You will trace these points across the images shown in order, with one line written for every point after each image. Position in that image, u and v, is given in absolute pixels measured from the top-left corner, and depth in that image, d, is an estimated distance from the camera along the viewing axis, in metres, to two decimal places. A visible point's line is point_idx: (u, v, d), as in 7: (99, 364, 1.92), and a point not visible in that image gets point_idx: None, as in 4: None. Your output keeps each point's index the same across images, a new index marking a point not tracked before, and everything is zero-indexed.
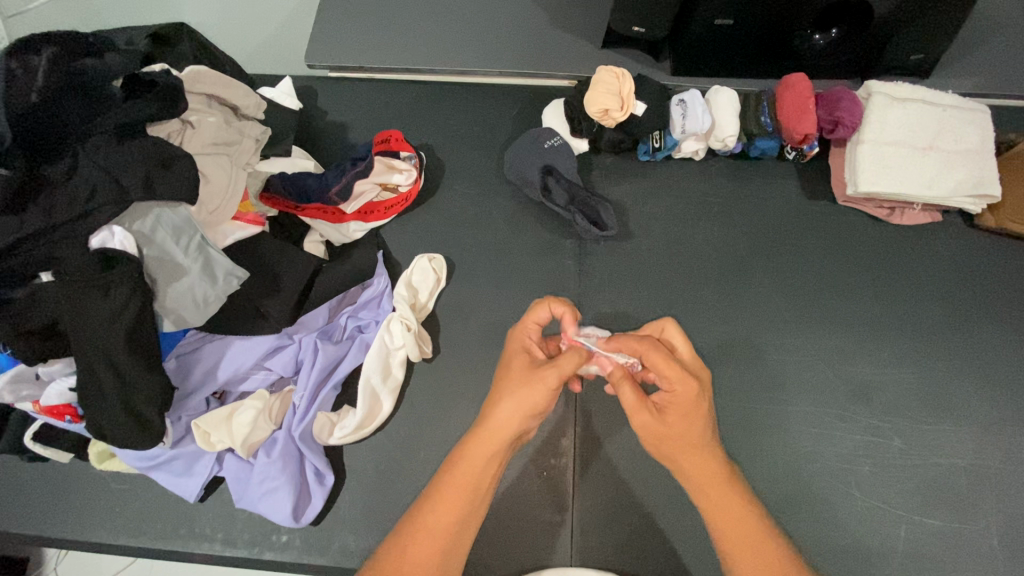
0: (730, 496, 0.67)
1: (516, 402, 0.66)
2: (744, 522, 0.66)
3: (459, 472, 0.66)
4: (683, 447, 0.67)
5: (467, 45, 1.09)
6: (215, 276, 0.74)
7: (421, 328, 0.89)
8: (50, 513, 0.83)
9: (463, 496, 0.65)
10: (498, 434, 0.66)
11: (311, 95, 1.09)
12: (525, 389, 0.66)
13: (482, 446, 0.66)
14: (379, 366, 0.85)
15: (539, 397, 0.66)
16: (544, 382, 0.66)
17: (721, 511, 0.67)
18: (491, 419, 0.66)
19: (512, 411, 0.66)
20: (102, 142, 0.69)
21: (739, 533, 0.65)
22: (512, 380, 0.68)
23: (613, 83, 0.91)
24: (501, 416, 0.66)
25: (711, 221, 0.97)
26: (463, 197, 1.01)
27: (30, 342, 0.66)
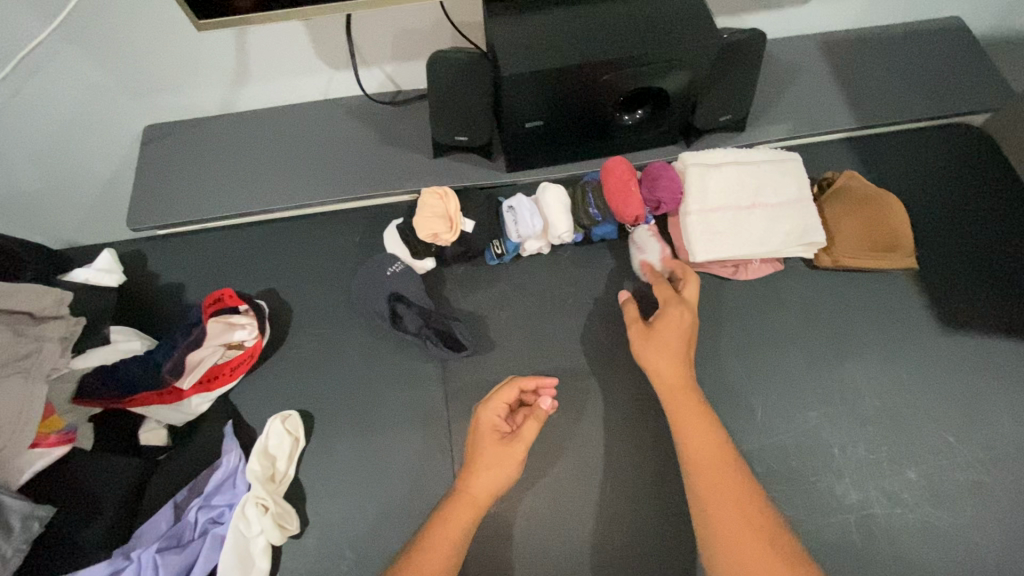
0: (703, 425, 0.76)
1: (493, 473, 0.77)
2: (713, 452, 0.74)
3: (449, 524, 0.74)
4: (659, 358, 0.81)
5: (300, 176, 1.06)
6: (11, 528, 0.65)
7: (282, 504, 0.82)
8: None
9: (451, 549, 0.73)
10: (476, 503, 0.76)
11: (141, 259, 1.03)
12: (497, 465, 0.77)
13: (463, 506, 0.76)
14: (236, 560, 0.78)
15: (506, 468, 0.77)
16: (515, 449, 0.78)
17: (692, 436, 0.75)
18: (472, 485, 0.77)
19: (494, 478, 0.77)
20: None
21: (707, 460, 0.73)
22: (485, 454, 0.78)
23: (437, 205, 0.90)
24: (477, 484, 0.77)
25: (569, 314, 0.96)
26: (315, 339, 0.96)
27: None
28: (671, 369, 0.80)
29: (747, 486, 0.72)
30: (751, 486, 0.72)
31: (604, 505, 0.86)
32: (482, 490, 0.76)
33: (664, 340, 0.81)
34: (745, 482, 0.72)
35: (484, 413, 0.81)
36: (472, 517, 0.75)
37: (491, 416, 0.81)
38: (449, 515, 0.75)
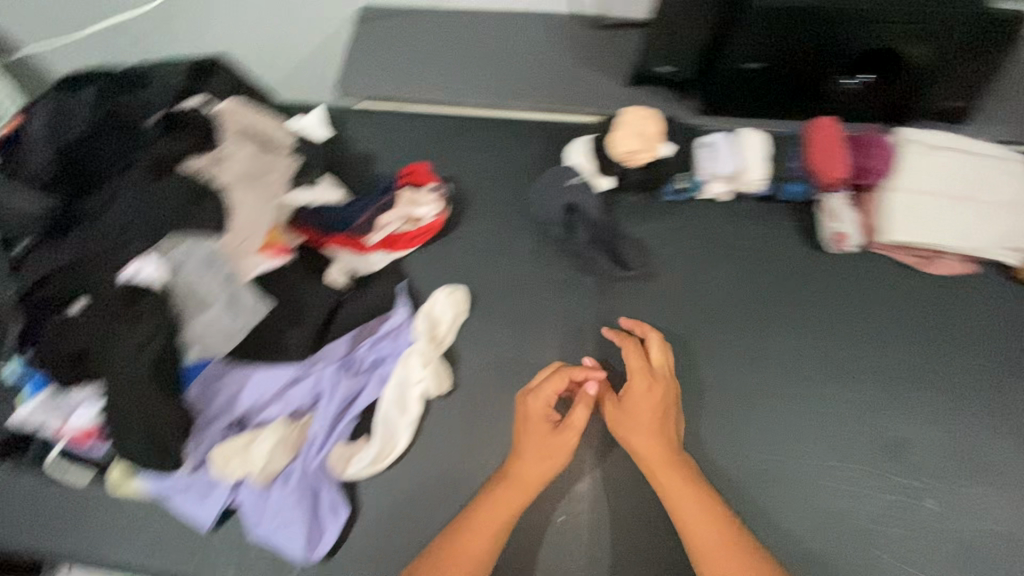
0: (695, 496, 0.74)
1: (541, 454, 0.78)
2: (712, 512, 0.73)
3: (483, 510, 0.75)
4: (633, 423, 0.79)
5: (498, 80, 1.10)
6: (242, 308, 0.75)
7: (441, 363, 0.89)
8: (69, 533, 0.84)
9: (501, 528, 0.74)
10: (525, 483, 0.77)
11: (342, 126, 1.12)
12: (546, 446, 0.78)
13: (492, 505, 0.76)
14: (395, 398, 0.86)
15: (559, 457, 0.77)
16: (564, 436, 0.78)
17: (681, 500, 0.74)
18: (518, 466, 0.78)
19: (545, 466, 0.77)
20: (136, 173, 0.70)
21: (706, 523, 0.72)
22: (529, 437, 0.79)
23: (639, 123, 0.91)
24: (522, 462, 0.78)
25: (738, 264, 0.95)
26: (486, 231, 1.01)
27: (61, 368, 0.68)
28: (639, 433, 0.78)
29: (759, 556, 0.70)
30: (762, 556, 0.70)
31: (739, 452, 0.84)
32: (531, 471, 0.77)
33: (650, 402, 0.79)
34: (755, 552, 0.70)
35: (529, 398, 0.81)
36: (507, 516, 0.75)
37: (533, 409, 0.80)
38: (464, 526, 0.75)
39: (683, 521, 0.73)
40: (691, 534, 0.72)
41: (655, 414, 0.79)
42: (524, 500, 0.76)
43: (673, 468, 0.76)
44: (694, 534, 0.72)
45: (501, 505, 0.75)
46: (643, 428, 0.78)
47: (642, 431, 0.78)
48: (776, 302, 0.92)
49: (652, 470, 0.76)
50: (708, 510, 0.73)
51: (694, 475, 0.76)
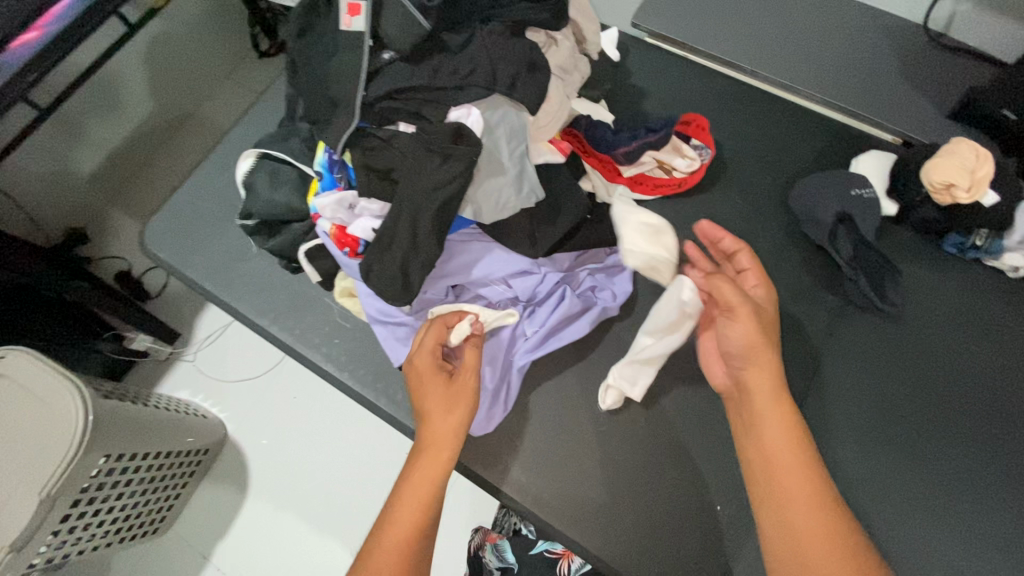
0: (808, 472, 0.64)
1: (445, 407, 0.73)
2: (813, 492, 0.63)
3: (418, 461, 0.71)
4: (762, 342, 0.70)
5: (800, 62, 1.03)
6: (522, 187, 0.77)
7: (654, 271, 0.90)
8: (284, 318, 0.95)
9: (434, 465, 0.70)
10: (436, 447, 0.71)
11: (625, 51, 1.09)
12: (447, 404, 0.73)
13: (418, 454, 0.72)
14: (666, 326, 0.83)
15: (458, 403, 0.73)
16: (456, 387, 0.74)
17: (787, 464, 0.65)
18: (424, 433, 0.72)
19: (447, 420, 0.72)
20: (496, 30, 0.74)
21: (807, 499, 0.63)
22: (432, 396, 0.74)
23: (971, 159, 0.81)
24: (433, 433, 0.72)
25: (1001, 347, 0.85)
26: (734, 208, 0.97)
27: (370, 177, 0.73)
28: (765, 347, 0.70)
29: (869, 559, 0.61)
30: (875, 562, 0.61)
31: (931, 532, 0.77)
32: (439, 433, 0.72)
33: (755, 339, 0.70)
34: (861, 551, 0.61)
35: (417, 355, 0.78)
36: (437, 468, 0.70)
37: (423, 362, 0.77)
38: (407, 479, 0.70)
39: (781, 481, 0.65)
40: (784, 502, 0.64)
41: (754, 350, 0.70)
42: (442, 461, 0.71)
43: (786, 419, 0.67)
44: (779, 495, 0.64)
45: (433, 466, 0.70)
46: (758, 363, 0.70)
47: (760, 371, 0.69)
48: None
49: (775, 443, 0.66)
50: (820, 489, 0.64)
51: (805, 439, 0.66)
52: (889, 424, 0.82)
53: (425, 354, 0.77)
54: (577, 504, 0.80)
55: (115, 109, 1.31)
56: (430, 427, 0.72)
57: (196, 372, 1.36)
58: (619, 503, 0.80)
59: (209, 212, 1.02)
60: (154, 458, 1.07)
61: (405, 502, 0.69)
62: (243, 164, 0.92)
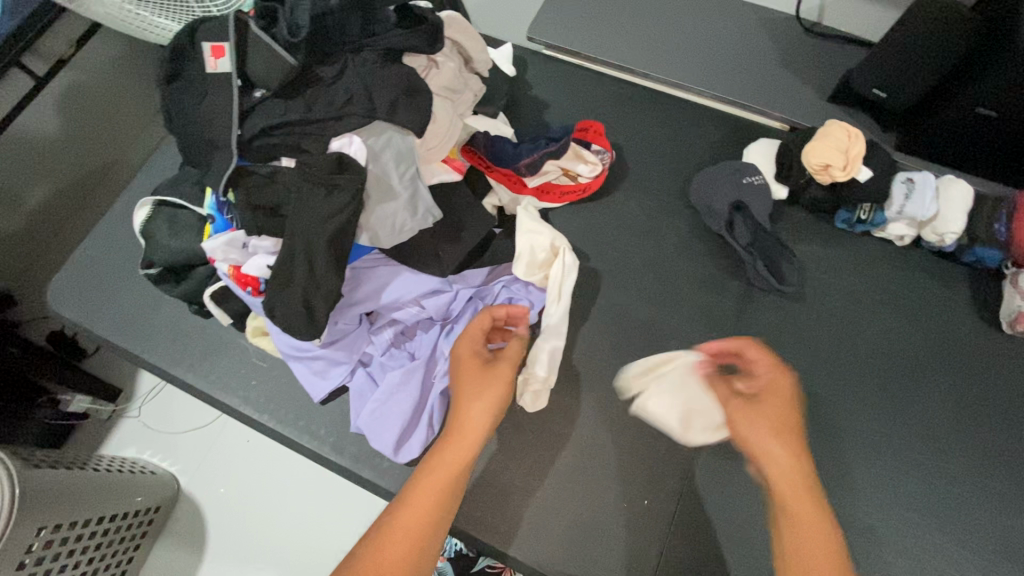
0: (816, 512, 0.58)
1: (484, 395, 0.67)
2: (820, 529, 0.57)
3: (450, 450, 0.63)
4: (772, 438, 0.61)
5: (690, 61, 1.07)
6: (416, 209, 0.77)
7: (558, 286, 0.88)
8: (199, 365, 0.93)
9: (465, 455, 0.63)
10: (469, 434, 0.64)
11: (522, 65, 1.11)
12: (489, 389, 0.67)
13: (445, 440, 0.64)
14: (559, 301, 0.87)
15: (499, 392, 0.67)
16: (500, 374, 0.69)
17: (801, 507, 0.58)
18: (459, 416, 0.66)
19: (481, 406, 0.66)
20: (370, 58, 0.74)
21: (814, 535, 0.56)
22: (468, 381, 0.69)
23: (844, 140, 0.86)
24: (471, 419, 0.65)
25: (896, 313, 0.89)
26: (639, 206, 0.99)
27: (256, 215, 0.72)
28: (777, 444, 0.61)
29: None
30: None
31: (846, 498, 0.80)
32: (473, 423, 0.65)
33: (780, 405, 0.64)
34: None
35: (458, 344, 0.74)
36: (466, 457, 0.63)
37: (463, 351, 0.72)
38: (429, 465, 0.63)
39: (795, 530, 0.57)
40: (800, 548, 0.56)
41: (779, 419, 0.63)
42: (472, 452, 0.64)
43: (791, 460, 0.60)
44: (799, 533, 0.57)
45: (462, 451, 0.63)
46: (781, 444, 0.61)
47: (772, 412, 0.64)
48: (927, 363, 0.87)
49: (785, 486, 0.59)
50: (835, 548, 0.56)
51: (815, 488, 0.59)
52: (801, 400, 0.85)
53: (469, 344, 0.73)
54: (508, 515, 0.81)
55: (37, 170, 1.11)
56: (467, 412, 0.66)
57: (141, 428, 1.29)
58: (548, 511, 0.81)
59: (114, 265, 0.99)
60: (107, 523, 1.02)
61: (411, 501, 0.60)
62: (139, 212, 0.90)
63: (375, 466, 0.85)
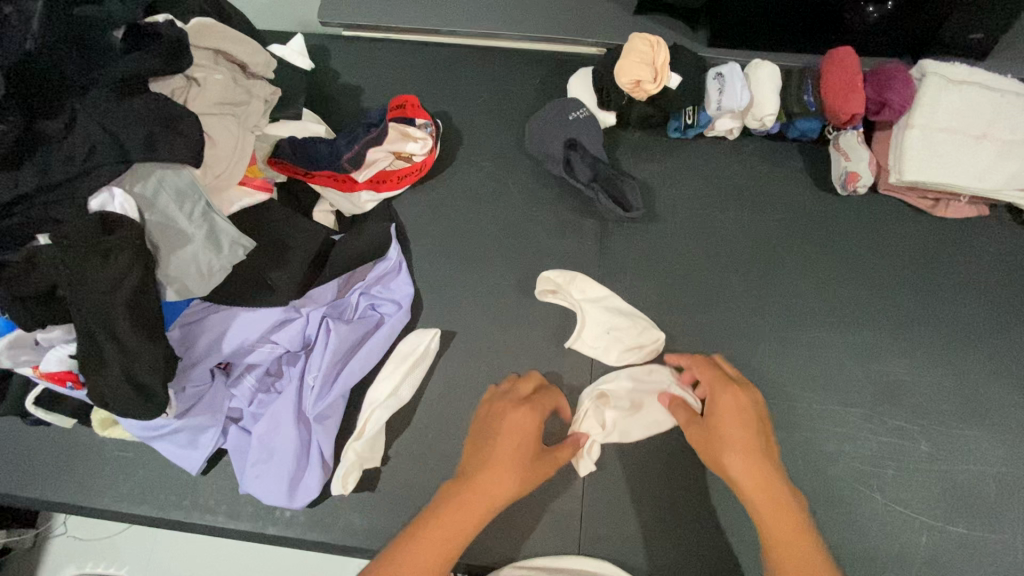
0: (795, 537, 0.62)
1: (510, 473, 0.65)
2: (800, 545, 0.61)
3: (464, 507, 0.63)
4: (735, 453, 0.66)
5: (492, 7, 1.02)
6: (221, 246, 0.70)
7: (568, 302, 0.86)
8: (55, 478, 0.83)
9: (476, 514, 0.63)
10: (489, 496, 0.64)
11: (322, 54, 1.03)
12: (530, 471, 0.67)
13: (458, 500, 0.63)
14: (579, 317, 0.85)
15: (525, 478, 0.65)
16: (539, 468, 0.68)
17: (779, 521, 0.63)
18: (493, 478, 0.65)
19: (507, 486, 0.64)
20: (102, 96, 0.64)
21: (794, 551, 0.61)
22: (514, 449, 0.67)
23: (647, 52, 0.85)
24: (500, 482, 0.64)
25: (743, 206, 0.91)
26: (480, 171, 0.95)
27: (27, 306, 0.62)
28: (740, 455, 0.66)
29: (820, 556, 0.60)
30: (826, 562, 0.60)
31: None
32: (501, 487, 0.64)
33: (739, 416, 0.69)
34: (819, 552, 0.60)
35: (501, 443, 0.67)
36: (474, 523, 0.63)
37: (506, 448, 0.67)
38: (447, 514, 0.62)
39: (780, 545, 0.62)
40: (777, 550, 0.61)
41: (744, 452, 0.66)
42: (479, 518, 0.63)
43: (778, 501, 0.64)
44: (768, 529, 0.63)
45: (476, 521, 0.63)
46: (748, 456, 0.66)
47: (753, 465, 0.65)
48: (782, 246, 0.89)
49: (749, 488, 0.65)
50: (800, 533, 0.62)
51: (794, 502, 0.64)
52: (675, 317, 0.86)
53: (516, 447, 0.67)
54: None
55: None
56: (489, 478, 0.65)
57: (76, 542, 1.12)
58: None
59: None
60: None
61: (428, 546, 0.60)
62: None
63: (277, 517, 0.80)
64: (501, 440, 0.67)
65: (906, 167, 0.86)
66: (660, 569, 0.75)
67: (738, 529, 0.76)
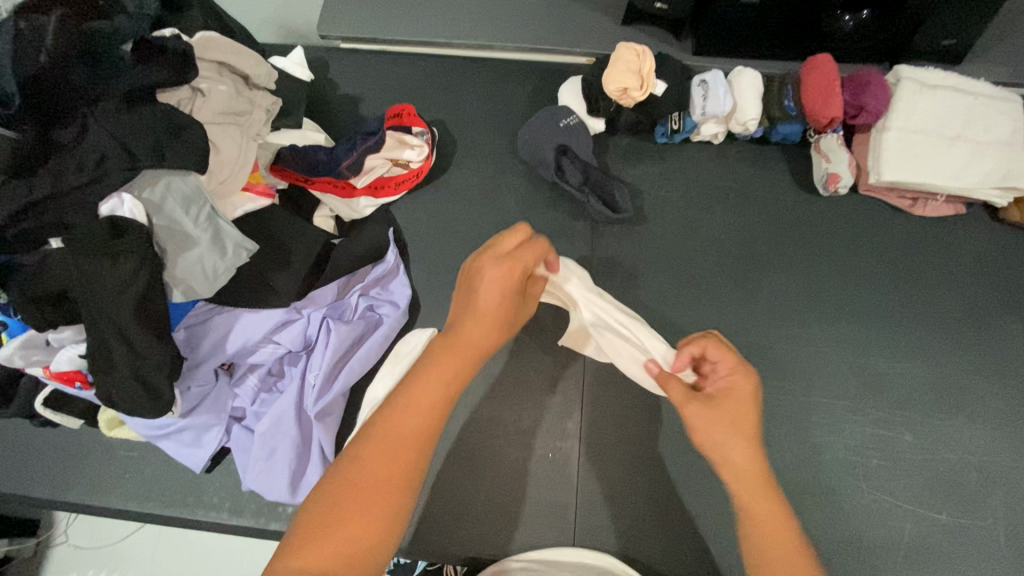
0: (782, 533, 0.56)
1: (491, 326, 0.60)
2: (784, 549, 0.55)
3: (430, 374, 0.56)
4: (729, 439, 0.59)
5: (485, 19, 1.06)
6: (225, 248, 0.72)
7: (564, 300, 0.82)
8: (63, 478, 0.85)
9: (452, 373, 0.57)
10: (461, 356, 0.58)
11: (322, 66, 1.06)
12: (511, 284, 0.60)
13: (445, 359, 0.57)
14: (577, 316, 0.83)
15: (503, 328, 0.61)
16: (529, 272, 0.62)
17: (767, 522, 0.56)
18: (463, 334, 0.59)
19: (489, 338, 0.59)
20: (112, 107, 0.68)
21: (780, 555, 0.54)
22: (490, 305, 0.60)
23: (633, 60, 0.88)
24: (466, 332, 0.59)
25: (729, 207, 0.94)
26: (475, 176, 0.99)
27: (40, 308, 0.65)
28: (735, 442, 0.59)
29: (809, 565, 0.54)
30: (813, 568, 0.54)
31: None
32: (473, 344, 0.59)
33: (750, 407, 0.61)
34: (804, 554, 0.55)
35: (485, 287, 0.59)
36: (452, 378, 0.56)
37: (493, 287, 0.59)
38: (417, 381, 0.56)
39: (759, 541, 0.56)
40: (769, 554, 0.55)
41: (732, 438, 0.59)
42: (458, 374, 0.57)
43: (767, 499, 0.58)
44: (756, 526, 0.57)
45: (450, 378, 0.56)
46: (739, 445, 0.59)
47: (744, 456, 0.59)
48: (767, 244, 0.92)
49: (746, 484, 0.58)
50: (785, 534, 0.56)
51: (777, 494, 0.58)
52: (665, 315, 0.88)
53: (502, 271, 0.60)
54: (424, 514, 0.80)
55: None
56: (467, 332, 0.59)
57: (75, 551, 1.13)
58: (462, 498, 0.80)
59: None
60: None
61: (399, 417, 0.54)
62: None
63: (280, 514, 0.81)
64: (488, 279, 0.59)
65: (885, 168, 0.89)
66: (653, 559, 0.77)
67: (729, 519, 0.78)
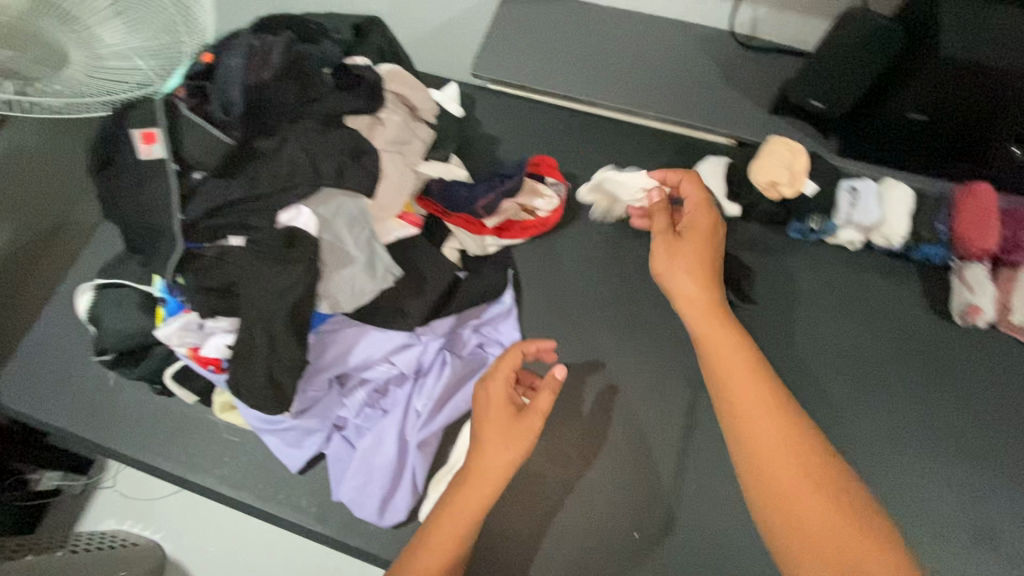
0: (788, 438, 0.66)
1: (505, 448, 0.71)
2: (788, 433, 0.67)
3: (452, 503, 0.70)
4: (696, 293, 0.78)
5: (634, 82, 1.07)
6: (375, 270, 0.76)
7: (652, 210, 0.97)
8: (167, 447, 0.89)
9: (477, 497, 0.69)
10: (485, 479, 0.70)
11: (470, 104, 1.11)
12: (503, 429, 0.72)
13: (471, 490, 0.70)
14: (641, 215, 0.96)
15: (521, 446, 0.71)
16: (531, 422, 0.72)
17: (752, 391, 0.69)
18: (479, 462, 0.71)
19: (507, 456, 0.70)
20: (311, 126, 0.74)
21: (781, 437, 0.66)
22: (491, 427, 0.72)
23: (786, 156, 0.89)
24: (482, 456, 0.71)
25: (855, 316, 0.92)
26: (599, 235, 1.00)
27: (208, 297, 0.70)
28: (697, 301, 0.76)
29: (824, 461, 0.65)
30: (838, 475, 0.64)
31: None
32: (493, 468, 0.70)
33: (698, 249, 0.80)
34: (808, 437, 0.66)
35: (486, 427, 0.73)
36: (484, 498, 0.69)
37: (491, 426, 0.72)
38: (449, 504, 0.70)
39: (757, 430, 0.67)
40: (800, 523, 0.62)
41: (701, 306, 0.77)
42: (490, 488, 0.70)
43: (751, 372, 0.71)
44: (750, 410, 0.69)
45: (478, 503, 0.69)
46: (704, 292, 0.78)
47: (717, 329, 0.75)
48: (890, 362, 0.89)
49: (727, 350, 0.73)
50: (787, 423, 0.67)
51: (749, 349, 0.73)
52: None
53: (500, 411, 0.73)
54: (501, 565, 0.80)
55: None
56: (486, 457, 0.71)
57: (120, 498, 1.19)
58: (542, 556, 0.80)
59: (72, 353, 0.96)
60: None
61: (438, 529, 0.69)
62: (82, 299, 0.87)
63: (362, 532, 0.83)
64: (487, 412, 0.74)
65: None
66: None
67: None
